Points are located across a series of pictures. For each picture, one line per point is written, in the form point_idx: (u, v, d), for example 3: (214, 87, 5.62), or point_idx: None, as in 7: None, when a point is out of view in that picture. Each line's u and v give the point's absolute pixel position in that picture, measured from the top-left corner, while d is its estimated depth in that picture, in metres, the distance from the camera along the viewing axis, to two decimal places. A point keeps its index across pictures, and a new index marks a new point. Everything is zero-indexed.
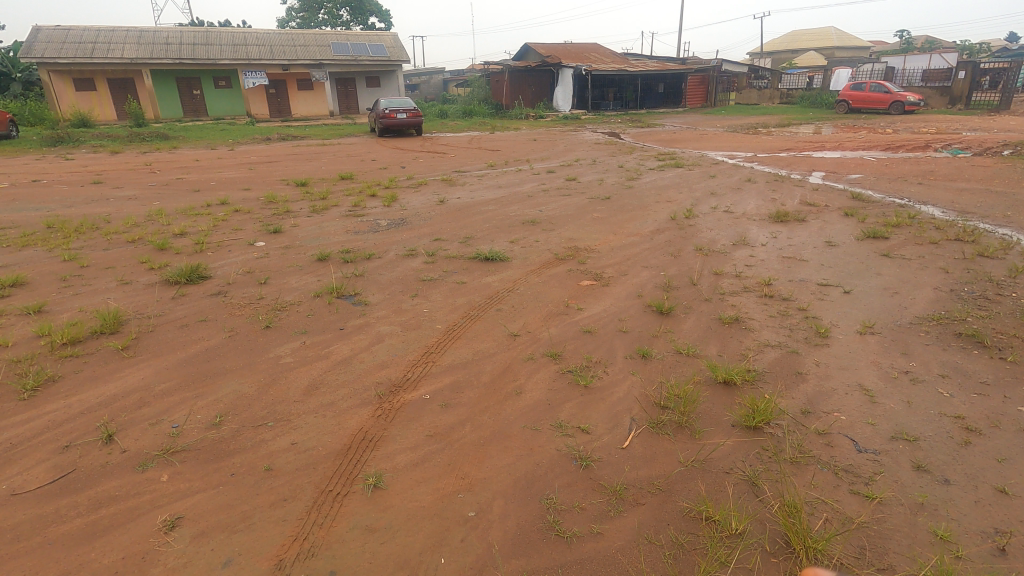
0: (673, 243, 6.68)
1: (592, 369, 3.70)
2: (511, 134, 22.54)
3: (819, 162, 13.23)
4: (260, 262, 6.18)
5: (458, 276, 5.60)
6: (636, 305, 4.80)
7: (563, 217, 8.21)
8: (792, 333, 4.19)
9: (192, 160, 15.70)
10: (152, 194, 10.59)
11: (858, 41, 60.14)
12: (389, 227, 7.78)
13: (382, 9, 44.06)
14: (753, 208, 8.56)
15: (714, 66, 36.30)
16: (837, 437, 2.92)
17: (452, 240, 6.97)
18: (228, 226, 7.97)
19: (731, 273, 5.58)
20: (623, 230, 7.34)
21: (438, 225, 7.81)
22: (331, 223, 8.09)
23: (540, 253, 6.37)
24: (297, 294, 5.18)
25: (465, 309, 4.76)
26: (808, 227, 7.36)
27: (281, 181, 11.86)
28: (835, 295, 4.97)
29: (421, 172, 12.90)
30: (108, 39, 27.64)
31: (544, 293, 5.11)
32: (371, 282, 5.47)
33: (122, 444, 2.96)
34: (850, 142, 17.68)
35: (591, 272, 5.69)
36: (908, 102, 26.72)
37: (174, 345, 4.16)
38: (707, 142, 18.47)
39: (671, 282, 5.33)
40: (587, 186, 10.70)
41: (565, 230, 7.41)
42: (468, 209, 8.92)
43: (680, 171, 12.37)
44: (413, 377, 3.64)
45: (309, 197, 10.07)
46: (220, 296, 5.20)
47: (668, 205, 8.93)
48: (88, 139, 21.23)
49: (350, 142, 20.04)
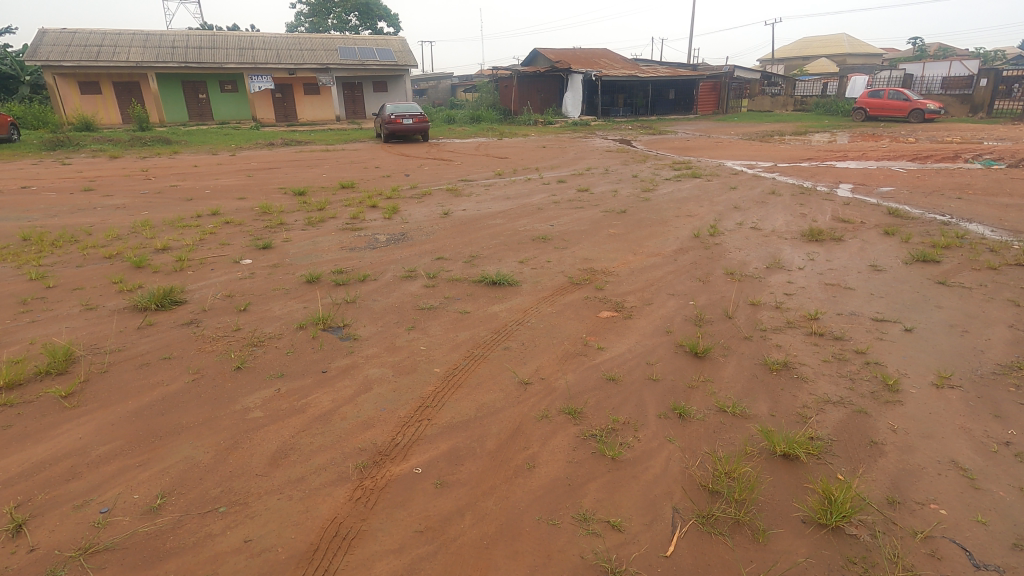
0: (699, 266, 6.05)
1: (620, 433, 3.06)
2: (519, 140, 21.95)
3: (844, 173, 12.55)
4: (243, 285, 5.60)
5: (462, 304, 4.99)
6: (666, 344, 4.16)
7: (576, 233, 7.59)
8: (854, 385, 3.53)
9: (189, 166, 15.22)
10: (143, 203, 10.07)
11: (870, 48, 59.40)
12: (389, 243, 7.18)
13: (391, 14, 43.95)
14: (782, 225, 7.91)
15: (726, 73, 35.90)
16: (943, 544, 2.28)
17: (456, 260, 6.36)
18: (216, 241, 7.42)
19: (770, 303, 4.93)
20: (643, 250, 6.70)
21: (442, 241, 7.21)
22: (327, 237, 7.52)
23: (552, 276, 5.75)
24: (279, 325, 4.59)
25: (470, 346, 4.13)
26: (846, 248, 6.70)
27: (279, 190, 11.33)
28: (896, 333, 4.29)
29: (425, 182, 12.33)
30: (114, 43, 27.36)
31: (558, 327, 4.48)
32: (363, 310, 4.86)
33: (32, 538, 2.36)
34: (873, 152, 16.95)
35: (611, 301, 5.06)
36: (928, 110, 25.86)
37: (127, 392, 3.56)
38: (723, 150, 17.83)
39: (703, 315, 4.69)
40: (601, 198, 10.09)
41: (579, 249, 6.78)
42: (474, 223, 8.31)
43: (699, 182, 11.74)
44: (403, 441, 3.00)
45: (306, 208, 9.50)
46: (191, 326, 4.60)
47: (690, 221, 8.29)
48: (88, 143, 20.85)
49: (354, 148, 19.53)
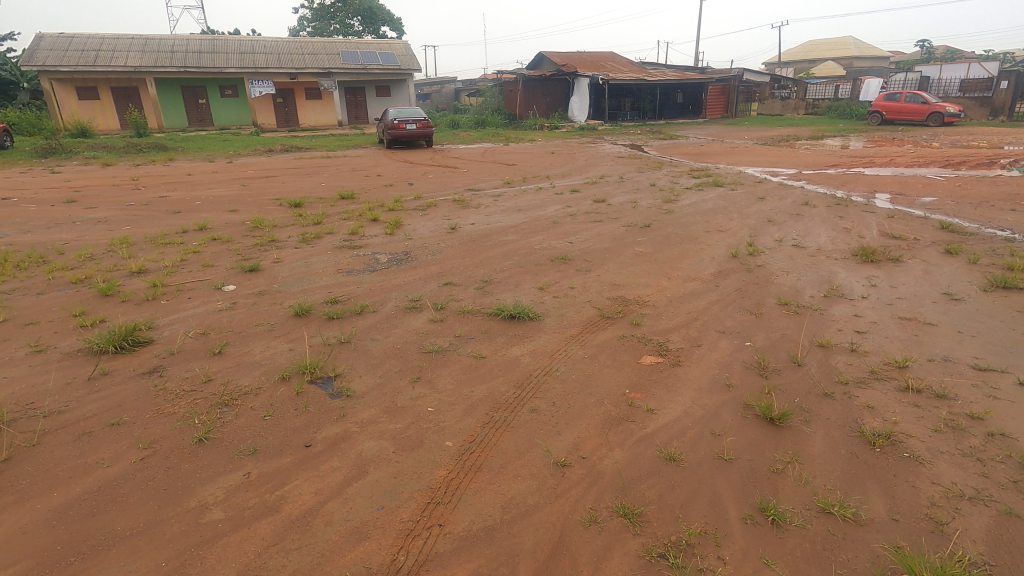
0: (744, 294, 5.31)
1: (698, 552, 2.29)
2: (526, 146, 21.16)
3: (877, 180, 11.76)
4: (224, 319, 4.86)
5: (476, 346, 4.23)
6: (731, 404, 3.39)
7: (599, 252, 6.82)
8: (988, 470, 2.75)
9: (182, 175, 14.49)
10: (125, 217, 9.34)
11: (879, 50, 58.58)
12: (390, 265, 6.42)
13: (394, 18, 43.46)
14: (827, 243, 7.12)
15: (735, 76, 35.35)
16: None
17: (466, 286, 5.62)
18: (198, 262, 6.67)
19: (843, 345, 4.14)
20: (678, 273, 5.92)
21: (450, 262, 6.46)
22: (322, 257, 6.78)
23: (578, 308, 4.98)
24: (259, 375, 3.83)
25: (488, 409, 3.36)
26: (908, 270, 5.92)
27: (273, 201, 10.59)
28: (1010, 388, 3.51)
29: (430, 191, 11.56)
30: (112, 47, 26.83)
31: (595, 380, 3.71)
32: (360, 356, 4.11)
33: None
34: (901, 157, 16.09)
35: (652, 341, 4.28)
36: (947, 113, 24.95)
37: (55, 477, 2.79)
38: (741, 156, 17.08)
39: (765, 361, 3.92)
40: (620, 210, 9.30)
41: (604, 271, 6.01)
42: (484, 239, 7.56)
43: (722, 191, 10.98)
44: (406, 565, 2.25)
45: (301, 222, 8.75)
46: (152, 377, 3.83)
47: (722, 237, 7.51)
48: (82, 150, 20.24)
49: (356, 155, 18.80)
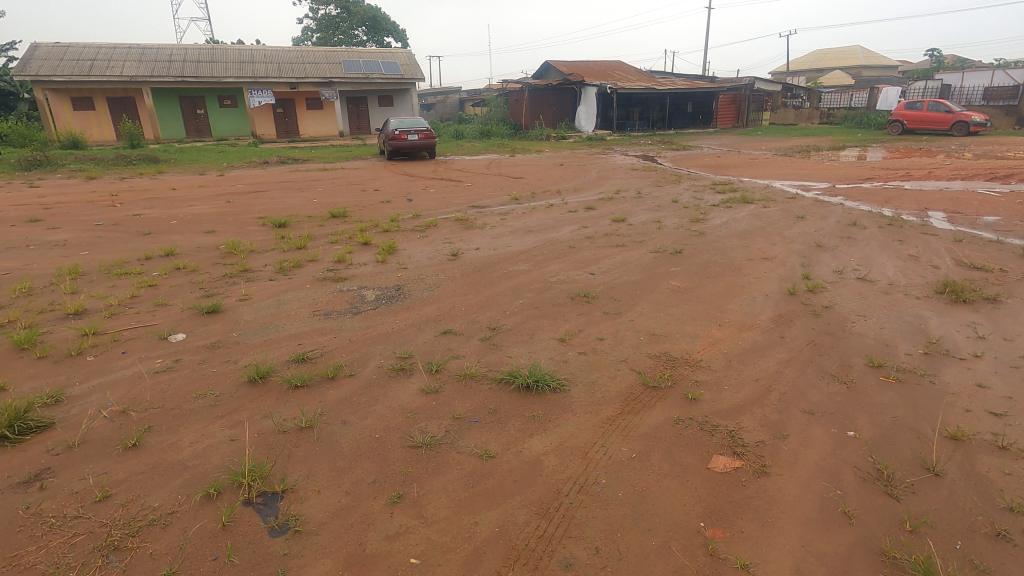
0: (818, 349, 4.21)
1: None
2: (533, 157, 20.12)
3: (924, 196, 10.66)
4: (155, 388, 3.77)
5: (480, 438, 3.11)
6: (862, 556, 2.27)
7: (627, 287, 5.72)
8: None
9: (166, 190, 13.53)
10: (87, 239, 8.33)
11: (888, 59, 57.67)
12: (378, 304, 5.35)
13: (399, 28, 42.91)
14: (898, 275, 6.02)
15: (747, 85, 34.12)
16: None
17: (469, 337, 4.55)
18: (149, 299, 5.61)
19: (987, 439, 3.01)
20: (728, 319, 4.81)
21: (450, 301, 5.38)
22: (298, 294, 5.70)
23: (612, 372, 3.87)
24: (180, 488, 2.74)
25: (500, 564, 2.27)
26: (1016, 315, 4.80)
27: (257, 221, 9.58)
28: None
29: (431, 209, 10.52)
30: (108, 57, 26.08)
31: (652, 501, 2.59)
32: (324, 453, 3.00)
33: None
34: (939, 170, 14.97)
35: (718, 429, 3.17)
36: (973, 122, 23.98)
37: None
38: (764, 168, 16.01)
39: (887, 465, 2.81)
40: (643, 232, 8.23)
41: (638, 316, 4.91)
42: (491, 269, 6.49)
43: (754, 209, 9.91)
44: None
45: (281, 246, 7.70)
46: (27, 491, 2.73)
47: (771, 267, 6.39)
48: (68, 162, 19.31)
49: (355, 167, 17.82)
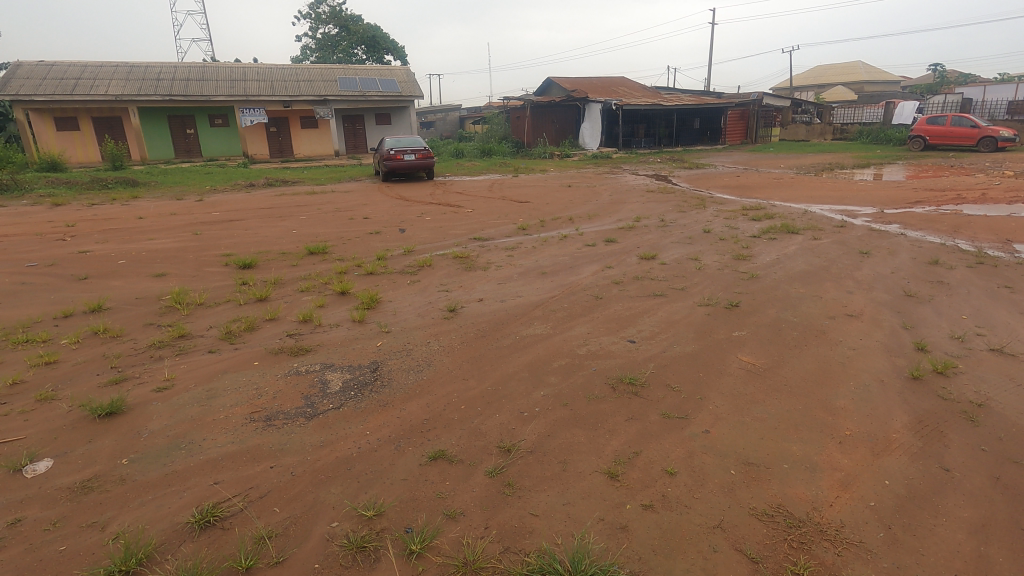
0: (1015, 499, 2.70)
1: None
2: (538, 177, 18.74)
3: (997, 224, 9.18)
4: None
5: None
6: None
7: (685, 366, 4.21)
8: None
9: (132, 219, 12.09)
10: (8, 287, 6.85)
11: (892, 75, 56.71)
12: (343, 398, 3.83)
13: (399, 46, 42.00)
14: None
15: (755, 100, 33.02)
16: None
17: (471, 466, 3.03)
18: (33, 389, 4.09)
19: None
20: (849, 430, 3.30)
21: (446, 392, 3.87)
22: (237, 379, 4.18)
23: (708, 557, 2.37)
24: None
25: None
26: None
27: (221, 260, 8.12)
28: None
29: (425, 242, 9.08)
30: (93, 75, 24.90)
31: None
32: None
33: None
34: (989, 191, 13.51)
35: None
36: (1001, 138, 22.67)
37: None
38: (793, 189, 14.60)
39: None
40: (682, 275, 6.76)
41: (715, 422, 3.40)
42: (499, 333, 5.00)
43: (804, 241, 8.46)
44: None
45: (239, 297, 6.24)
46: None
47: (864, 330, 4.89)
48: (40, 186, 17.95)
49: (346, 190, 16.43)
